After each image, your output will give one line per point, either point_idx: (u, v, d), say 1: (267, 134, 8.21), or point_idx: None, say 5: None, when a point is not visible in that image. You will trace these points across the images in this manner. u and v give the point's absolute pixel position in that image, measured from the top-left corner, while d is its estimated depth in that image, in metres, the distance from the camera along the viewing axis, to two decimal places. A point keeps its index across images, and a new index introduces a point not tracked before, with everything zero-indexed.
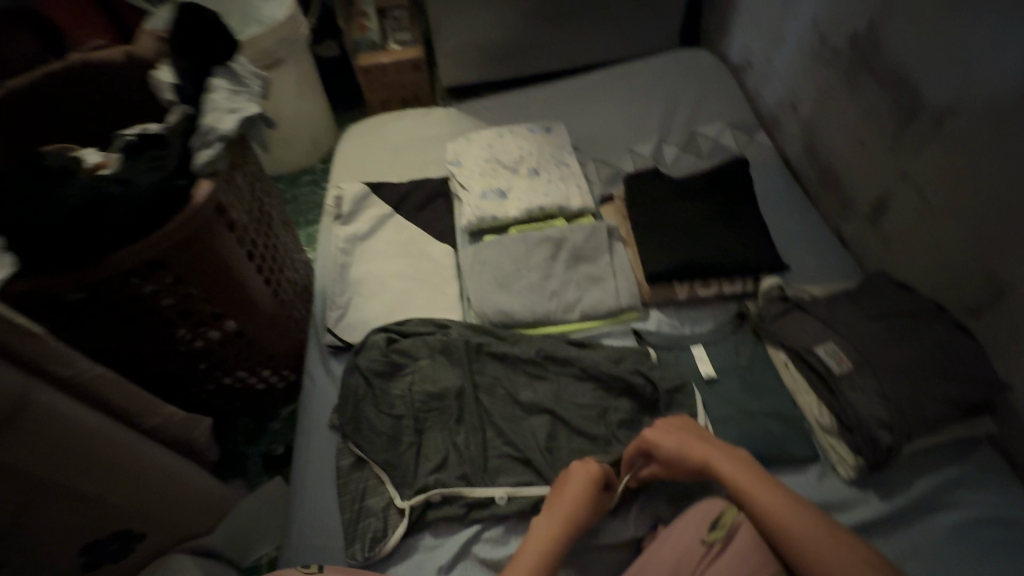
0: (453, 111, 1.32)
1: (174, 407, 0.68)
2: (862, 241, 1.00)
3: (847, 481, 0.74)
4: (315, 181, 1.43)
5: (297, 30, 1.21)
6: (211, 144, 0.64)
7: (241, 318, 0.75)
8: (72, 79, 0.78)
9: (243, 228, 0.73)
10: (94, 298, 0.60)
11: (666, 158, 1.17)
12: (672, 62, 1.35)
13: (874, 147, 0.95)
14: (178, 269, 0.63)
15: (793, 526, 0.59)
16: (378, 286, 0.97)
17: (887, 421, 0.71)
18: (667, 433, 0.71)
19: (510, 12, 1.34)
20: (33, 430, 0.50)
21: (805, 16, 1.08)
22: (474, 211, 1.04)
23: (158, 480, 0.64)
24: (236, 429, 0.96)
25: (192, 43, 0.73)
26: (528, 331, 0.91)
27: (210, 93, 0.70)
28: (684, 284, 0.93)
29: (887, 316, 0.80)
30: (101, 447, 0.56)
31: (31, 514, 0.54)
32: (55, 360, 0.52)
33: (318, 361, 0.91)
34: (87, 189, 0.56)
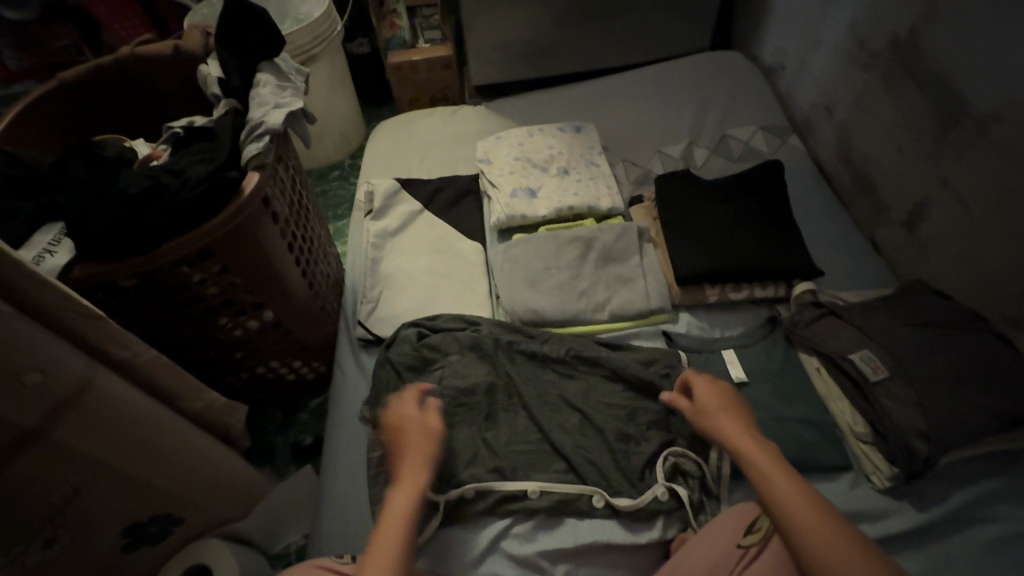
0: (482, 110, 1.33)
1: (216, 393, 0.69)
2: (897, 248, 0.99)
3: (880, 490, 0.74)
4: (343, 176, 1.44)
5: (331, 27, 1.23)
6: (260, 137, 0.65)
7: (279, 308, 0.77)
8: (122, 71, 0.80)
9: (284, 221, 0.74)
10: (144, 285, 0.62)
11: (697, 160, 1.17)
12: (703, 63, 1.34)
13: (912, 153, 0.93)
14: (225, 258, 0.65)
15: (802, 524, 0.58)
16: (408, 281, 0.98)
17: (925, 431, 0.70)
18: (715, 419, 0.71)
19: (541, 11, 1.34)
20: (90, 408, 0.51)
21: (843, 19, 1.06)
22: (504, 209, 1.04)
23: (199, 463, 0.66)
24: (265, 418, 0.97)
25: (240, 38, 0.75)
26: (558, 330, 0.92)
27: (256, 88, 0.72)
28: (715, 287, 0.93)
29: (923, 324, 0.79)
30: (152, 432, 0.58)
31: (82, 491, 0.56)
32: (113, 343, 0.53)
33: (349, 353, 0.92)
34: (146, 180, 0.58)
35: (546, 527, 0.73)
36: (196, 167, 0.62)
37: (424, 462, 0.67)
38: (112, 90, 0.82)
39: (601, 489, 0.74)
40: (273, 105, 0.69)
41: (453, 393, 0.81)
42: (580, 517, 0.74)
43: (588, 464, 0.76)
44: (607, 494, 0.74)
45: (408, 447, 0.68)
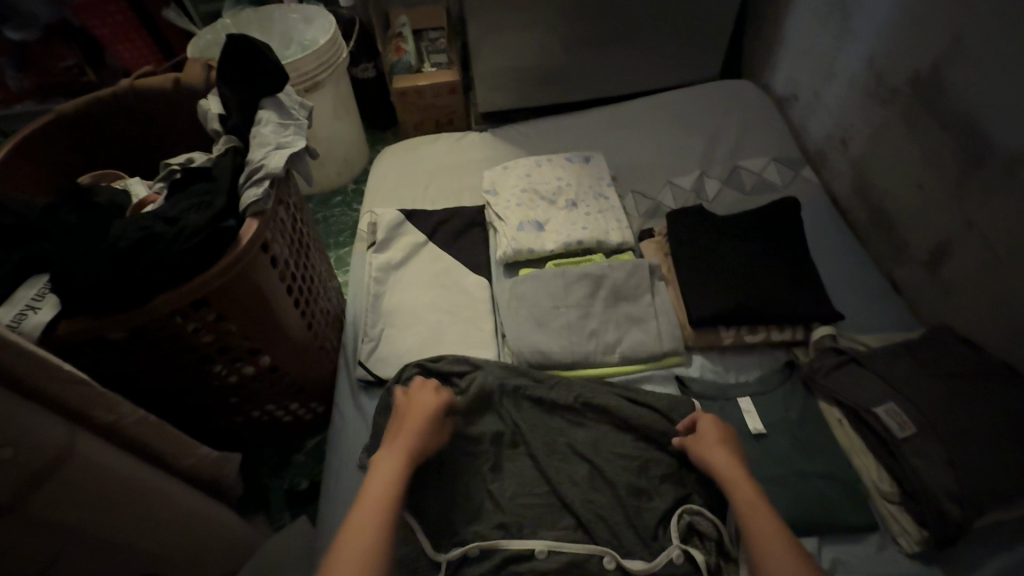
0: (489, 137, 1.31)
1: (207, 448, 0.66)
2: (918, 288, 0.96)
3: (909, 554, 0.69)
4: (346, 201, 1.42)
5: (336, 53, 1.21)
6: (259, 181, 0.63)
7: (275, 353, 0.74)
8: (120, 105, 0.78)
9: (284, 263, 0.72)
10: (135, 337, 0.58)
11: (708, 192, 1.14)
12: (713, 91, 1.32)
13: (934, 192, 0.90)
14: (221, 307, 0.62)
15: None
16: (411, 318, 0.95)
17: (958, 494, 0.66)
18: (715, 451, 0.71)
19: (549, 38, 1.32)
20: (70, 480, 0.48)
21: (859, 52, 1.04)
22: (511, 243, 1.01)
23: (188, 523, 0.62)
24: (261, 460, 0.93)
25: (243, 75, 0.73)
26: (566, 372, 0.88)
27: (257, 127, 0.69)
28: (730, 329, 0.89)
29: (951, 376, 0.75)
30: (138, 497, 0.55)
31: (61, 567, 0.52)
32: (97, 405, 0.51)
33: (348, 394, 0.89)
34: (139, 230, 0.55)
35: None
36: (192, 214, 0.59)
37: (424, 427, 0.72)
38: (109, 123, 0.80)
39: (613, 549, 0.70)
40: (274, 146, 0.67)
41: (457, 443, 0.78)
42: None
43: (598, 522, 0.72)
44: (620, 555, 0.69)
45: (405, 415, 0.73)
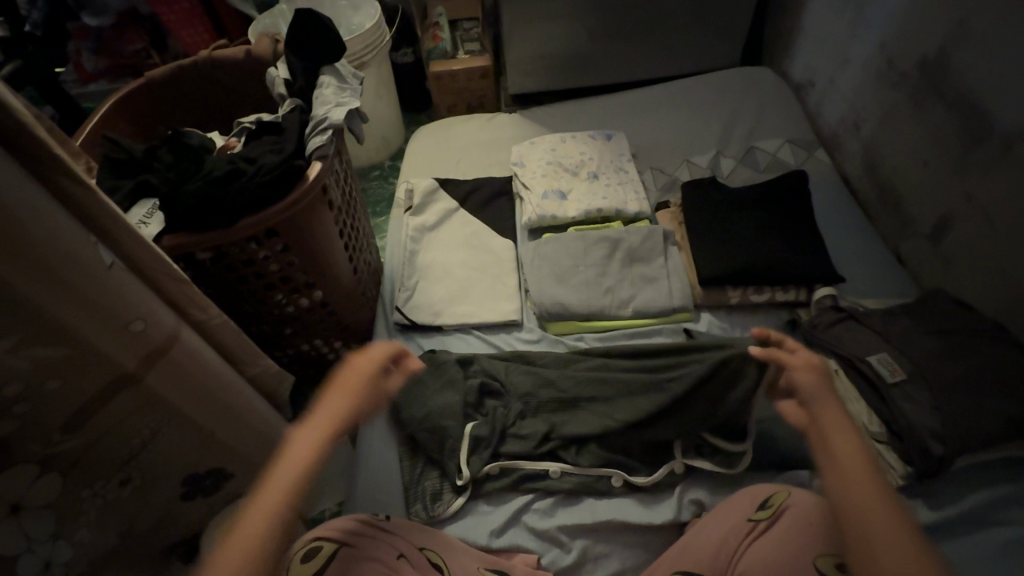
0: (517, 117, 1.40)
1: (269, 361, 0.76)
2: (921, 260, 1.01)
3: (894, 489, 0.75)
4: (383, 176, 1.53)
5: (380, 38, 1.32)
6: (323, 132, 0.73)
7: (327, 289, 0.84)
8: (199, 72, 0.90)
9: (338, 209, 0.82)
10: (218, 258, 0.69)
11: (723, 169, 1.21)
12: (733, 77, 1.39)
13: (939, 168, 0.95)
14: (287, 238, 0.72)
15: (861, 498, 0.54)
16: (442, 273, 1.05)
17: (940, 432, 0.71)
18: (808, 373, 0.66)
19: (577, 26, 1.41)
20: (176, 360, 0.57)
21: (872, 38, 1.10)
22: (536, 210, 1.10)
23: (257, 427, 0.72)
24: (305, 394, 1.04)
25: (306, 44, 0.83)
26: (582, 324, 0.97)
27: (320, 89, 0.80)
28: (737, 289, 0.96)
29: (942, 332, 0.81)
30: (222, 389, 0.64)
31: (159, 438, 0.62)
32: (191, 304, 0.60)
33: (386, 337, 0.99)
34: (227, 165, 0.66)
35: (565, 505, 0.78)
36: (268, 156, 0.69)
37: (356, 399, 0.63)
38: (189, 88, 0.91)
39: (620, 470, 0.78)
40: (334, 104, 0.77)
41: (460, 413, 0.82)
42: (599, 497, 0.78)
43: (607, 447, 0.80)
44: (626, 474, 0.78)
45: (338, 381, 0.65)
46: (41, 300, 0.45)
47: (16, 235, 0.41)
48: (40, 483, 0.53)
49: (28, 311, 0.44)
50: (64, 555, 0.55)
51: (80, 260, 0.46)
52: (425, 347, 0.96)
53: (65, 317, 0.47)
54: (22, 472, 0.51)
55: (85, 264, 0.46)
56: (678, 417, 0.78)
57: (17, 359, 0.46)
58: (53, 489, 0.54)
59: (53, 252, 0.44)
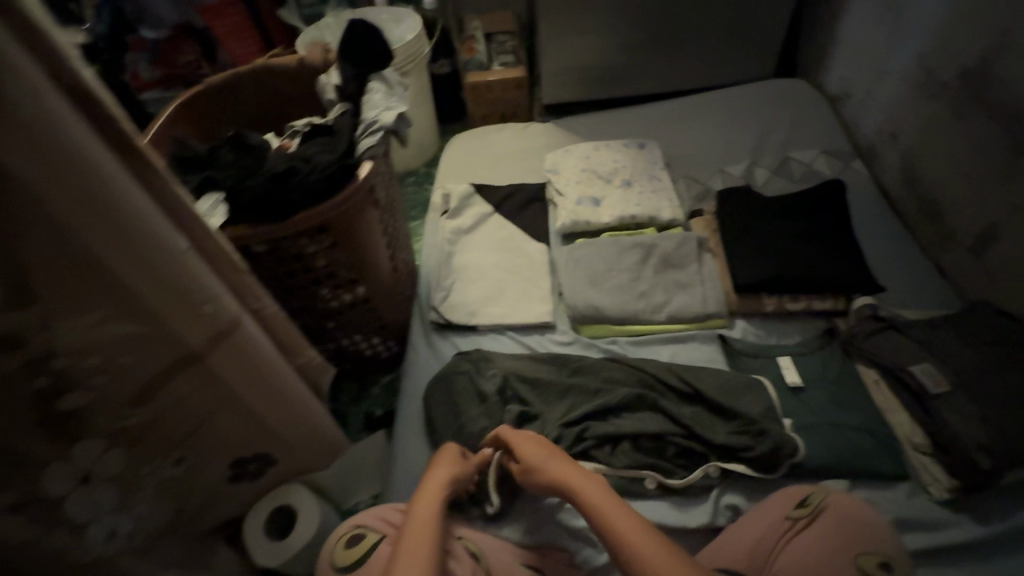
0: (551, 127, 1.43)
1: (314, 353, 0.79)
2: (964, 272, 0.99)
3: (938, 502, 0.74)
4: (418, 182, 1.57)
5: (420, 49, 1.37)
6: (374, 133, 0.76)
7: (369, 285, 0.87)
8: (255, 79, 0.95)
9: (382, 208, 0.85)
10: (272, 252, 0.73)
11: (758, 179, 1.21)
12: (767, 89, 1.39)
13: (982, 179, 0.94)
14: (337, 234, 0.75)
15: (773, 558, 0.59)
16: (477, 274, 1.07)
17: (987, 444, 0.70)
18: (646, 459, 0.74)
19: (611, 39, 1.44)
20: (237, 344, 0.60)
21: (911, 50, 1.09)
22: (570, 215, 1.12)
23: (302, 414, 0.74)
24: (342, 390, 1.07)
25: (358, 51, 0.87)
26: (616, 327, 0.97)
27: (370, 94, 0.84)
28: (772, 296, 0.96)
29: (988, 343, 0.79)
30: (274, 376, 0.66)
31: (213, 420, 0.65)
32: (248, 292, 0.64)
33: (422, 335, 1.02)
34: (284, 162, 0.70)
35: None
36: (322, 155, 0.73)
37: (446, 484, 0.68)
38: (245, 94, 0.97)
39: (654, 472, 0.78)
40: (384, 108, 0.81)
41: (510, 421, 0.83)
42: (632, 499, 0.78)
43: (641, 449, 0.80)
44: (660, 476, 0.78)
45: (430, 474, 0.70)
46: (129, 277, 0.48)
47: (110, 212, 0.45)
48: (108, 456, 0.55)
49: (116, 287, 0.48)
50: (126, 526, 0.58)
51: (161, 241, 0.49)
52: (460, 346, 0.98)
53: (145, 293, 0.50)
54: (93, 445, 0.53)
55: (165, 246, 0.49)
56: (709, 430, 0.80)
57: (99, 333, 0.49)
58: (118, 463, 0.57)
59: (139, 231, 0.47)
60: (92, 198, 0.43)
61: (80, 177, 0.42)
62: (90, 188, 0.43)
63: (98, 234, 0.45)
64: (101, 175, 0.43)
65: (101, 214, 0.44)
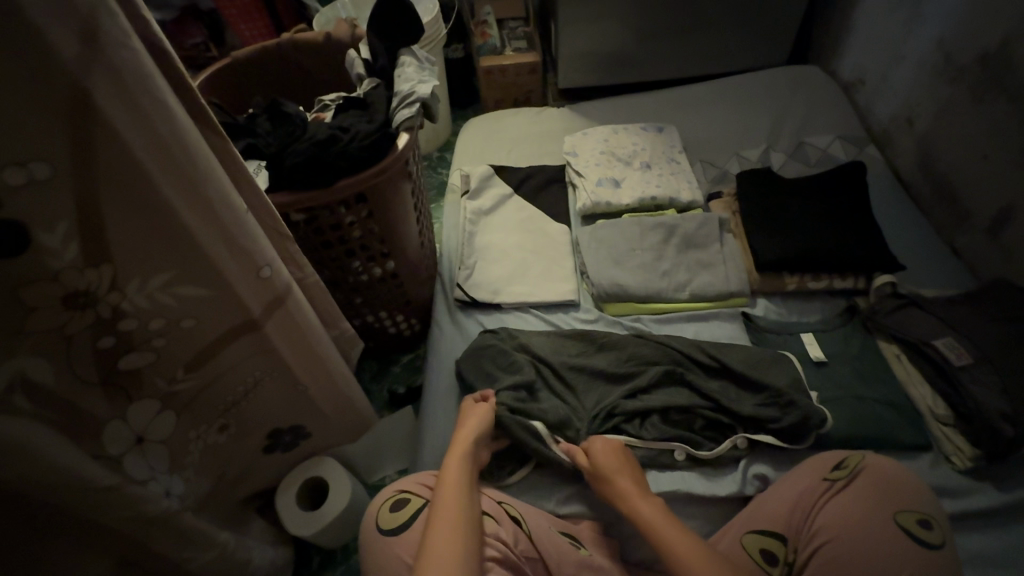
0: (567, 111, 1.43)
1: (347, 325, 0.79)
2: (979, 254, 1.01)
3: (961, 471, 0.76)
4: (431, 166, 1.57)
5: (437, 31, 1.37)
6: (409, 105, 0.77)
7: (399, 260, 0.87)
8: (281, 53, 0.95)
9: (413, 183, 0.85)
10: (309, 221, 0.73)
11: (774, 163, 1.22)
12: (782, 75, 1.41)
13: (999, 161, 0.96)
14: (373, 205, 0.76)
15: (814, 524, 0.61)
16: (500, 253, 1.07)
17: (1010, 413, 0.72)
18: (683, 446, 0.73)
19: (627, 24, 1.44)
20: (290, 311, 0.60)
21: (928, 35, 1.11)
22: (591, 196, 1.13)
23: (339, 386, 0.75)
24: (364, 368, 1.07)
25: (389, 25, 0.87)
26: (640, 305, 0.99)
27: (402, 68, 0.84)
28: (794, 276, 0.97)
29: (1008, 318, 0.81)
30: (317, 344, 0.66)
31: (258, 387, 0.65)
32: (289, 260, 0.64)
33: (446, 312, 1.02)
34: (323, 131, 0.70)
35: None
36: (359, 126, 0.73)
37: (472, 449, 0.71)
38: (270, 69, 0.96)
39: (683, 443, 0.79)
40: (417, 81, 0.81)
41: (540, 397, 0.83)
42: (662, 469, 0.79)
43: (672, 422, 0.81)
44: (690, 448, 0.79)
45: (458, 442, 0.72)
46: (202, 235, 0.48)
47: (187, 172, 0.45)
48: (160, 418, 0.56)
49: (187, 246, 0.48)
50: (177, 488, 0.58)
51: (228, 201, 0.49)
52: (485, 323, 0.99)
53: (214, 256, 0.50)
54: (148, 406, 0.54)
55: (233, 206, 0.50)
56: (735, 403, 0.81)
57: (166, 295, 0.49)
58: (168, 425, 0.57)
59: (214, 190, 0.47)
60: (173, 157, 0.43)
61: (164, 135, 0.42)
62: (173, 148, 0.43)
63: (180, 196, 0.45)
64: (182, 134, 0.43)
65: (181, 174, 0.44)
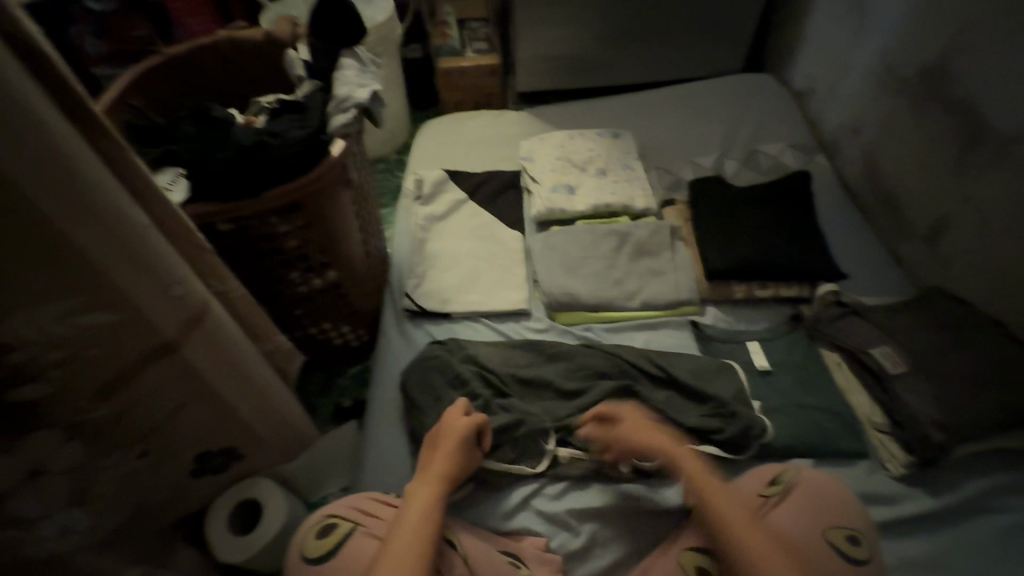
0: (525, 115, 1.42)
1: (283, 338, 0.75)
2: (919, 262, 1.04)
3: (896, 477, 0.77)
4: (388, 169, 1.53)
5: (392, 30, 1.33)
6: (346, 110, 0.73)
7: (341, 270, 0.84)
8: (217, 51, 0.90)
9: (355, 190, 0.82)
10: (238, 232, 0.69)
11: (727, 170, 1.23)
12: (737, 83, 1.42)
13: (937, 172, 0.99)
14: (308, 215, 0.72)
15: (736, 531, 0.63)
16: (452, 261, 1.05)
17: (941, 421, 0.74)
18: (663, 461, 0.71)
19: (586, 28, 1.43)
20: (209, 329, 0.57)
21: (873, 47, 1.13)
22: (545, 203, 1.12)
23: (273, 404, 0.71)
24: (310, 380, 1.03)
25: (329, 26, 0.84)
26: (591, 314, 0.98)
27: (342, 70, 0.80)
28: (742, 284, 0.98)
29: (942, 327, 0.84)
30: (244, 363, 0.63)
31: (180, 410, 0.61)
32: (212, 274, 0.60)
33: (394, 322, 0.99)
34: (251, 136, 0.66)
35: (575, 489, 0.78)
36: (291, 131, 0.69)
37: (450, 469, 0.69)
38: (205, 67, 0.91)
39: (629, 456, 0.79)
40: (357, 85, 0.78)
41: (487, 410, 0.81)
42: (607, 483, 0.79)
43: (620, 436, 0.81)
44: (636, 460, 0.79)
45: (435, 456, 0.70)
46: (94, 252, 0.45)
47: (72, 187, 0.42)
48: (65, 449, 0.51)
49: (78, 266, 0.44)
50: (82, 522, 0.54)
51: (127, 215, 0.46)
52: (434, 334, 0.97)
53: (114, 274, 0.47)
54: (48, 437, 0.50)
55: (131, 220, 0.46)
56: (683, 414, 0.81)
57: (59, 321, 0.45)
58: (75, 456, 0.53)
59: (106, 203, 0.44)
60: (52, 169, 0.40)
61: (40, 150, 0.39)
62: (52, 162, 0.40)
63: (65, 211, 0.42)
64: (63, 145, 0.40)
65: (62, 189, 0.41)
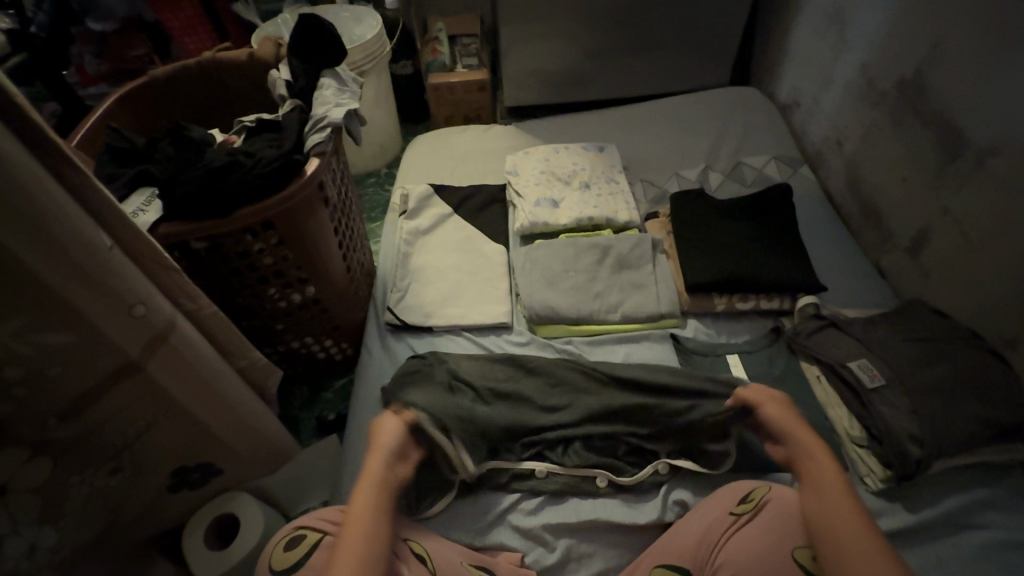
0: (513, 129, 1.43)
1: (259, 354, 0.76)
2: (901, 273, 1.04)
3: (874, 493, 0.77)
4: (379, 183, 1.55)
5: (381, 47, 1.36)
6: (322, 129, 0.75)
7: (320, 285, 0.85)
8: (203, 72, 0.92)
9: (333, 206, 0.83)
10: (213, 249, 0.71)
11: (712, 183, 1.24)
12: (722, 96, 1.44)
13: (917, 184, 0.99)
14: (283, 231, 0.73)
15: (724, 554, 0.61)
16: (435, 275, 1.06)
17: (917, 435, 0.74)
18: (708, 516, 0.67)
19: (573, 44, 1.45)
20: (174, 346, 0.58)
21: (854, 60, 1.14)
22: (528, 216, 1.13)
23: (248, 420, 0.72)
24: (294, 394, 1.04)
25: (310, 49, 0.86)
26: (572, 328, 0.98)
27: (320, 90, 0.82)
28: (723, 297, 0.98)
29: (920, 339, 0.83)
30: (214, 380, 0.64)
31: (151, 428, 0.62)
32: (184, 293, 0.61)
33: (377, 337, 1.00)
34: (225, 157, 0.68)
35: (550, 504, 0.78)
36: (267, 151, 0.71)
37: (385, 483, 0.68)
38: (192, 86, 0.93)
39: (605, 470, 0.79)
40: (334, 104, 0.79)
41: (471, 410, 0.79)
42: (583, 497, 0.79)
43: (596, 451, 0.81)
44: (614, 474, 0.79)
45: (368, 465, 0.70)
46: (54, 278, 0.46)
47: (29, 217, 0.43)
48: (30, 467, 0.53)
49: (38, 293, 0.46)
50: (48, 539, 0.55)
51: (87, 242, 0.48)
52: (415, 348, 0.97)
53: (74, 298, 0.48)
54: (13, 457, 0.51)
55: (92, 246, 0.48)
56: (666, 432, 0.80)
57: (20, 342, 0.47)
58: (42, 473, 0.54)
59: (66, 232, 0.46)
60: (10, 201, 0.42)
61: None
62: (8, 194, 0.42)
63: (23, 241, 0.44)
64: (16, 176, 0.42)
65: (18, 220, 0.43)
